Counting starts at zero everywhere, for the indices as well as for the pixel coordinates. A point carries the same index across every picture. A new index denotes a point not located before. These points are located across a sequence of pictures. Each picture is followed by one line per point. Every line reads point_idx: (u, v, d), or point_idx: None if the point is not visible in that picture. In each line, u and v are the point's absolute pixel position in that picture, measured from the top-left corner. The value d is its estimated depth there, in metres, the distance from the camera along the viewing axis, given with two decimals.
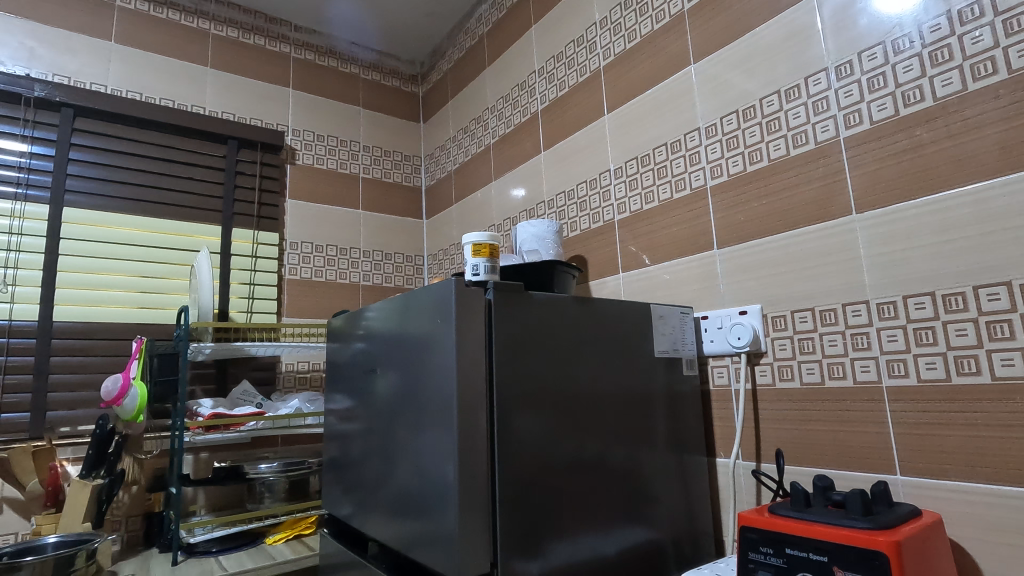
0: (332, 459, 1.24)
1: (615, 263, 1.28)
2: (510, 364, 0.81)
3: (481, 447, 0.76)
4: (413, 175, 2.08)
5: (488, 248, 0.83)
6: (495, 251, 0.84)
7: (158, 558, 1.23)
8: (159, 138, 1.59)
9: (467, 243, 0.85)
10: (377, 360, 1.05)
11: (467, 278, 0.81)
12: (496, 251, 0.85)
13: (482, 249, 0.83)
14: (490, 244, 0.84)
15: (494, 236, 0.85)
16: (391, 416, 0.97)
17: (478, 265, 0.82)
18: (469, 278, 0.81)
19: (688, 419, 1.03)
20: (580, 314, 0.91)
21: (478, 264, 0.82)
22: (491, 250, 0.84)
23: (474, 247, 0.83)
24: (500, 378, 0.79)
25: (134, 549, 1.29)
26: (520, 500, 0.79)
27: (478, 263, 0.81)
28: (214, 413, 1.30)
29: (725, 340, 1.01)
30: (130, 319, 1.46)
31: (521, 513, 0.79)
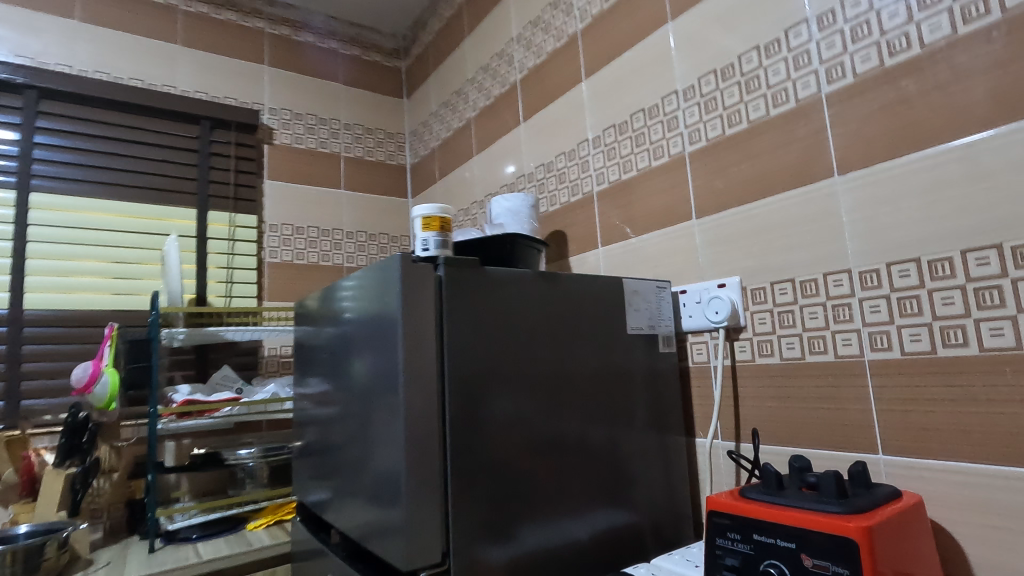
0: (308, 445, 1.22)
1: (595, 238, 1.23)
2: (467, 344, 0.76)
3: (434, 431, 0.72)
4: (397, 154, 2.02)
5: (440, 221, 0.79)
6: (448, 224, 0.80)
7: (137, 545, 1.22)
8: (129, 119, 1.54)
9: (415, 217, 0.80)
10: (349, 341, 1.01)
11: (415, 254, 0.76)
12: (449, 224, 0.80)
13: (432, 223, 0.78)
14: (442, 218, 0.79)
15: (447, 209, 0.81)
16: (363, 399, 0.94)
17: (427, 241, 0.77)
18: (417, 254, 0.77)
19: (667, 398, 0.98)
20: (545, 289, 0.86)
21: (429, 240, 0.77)
22: (445, 223, 0.79)
23: (425, 221, 0.78)
24: (453, 358, 0.75)
25: (117, 535, 1.27)
26: (480, 486, 0.75)
27: (428, 239, 0.77)
28: (187, 399, 1.28)
29: (703, 314, 0.96)
30: (104, 306, 1.43)
31: (481, 498, 0.75)
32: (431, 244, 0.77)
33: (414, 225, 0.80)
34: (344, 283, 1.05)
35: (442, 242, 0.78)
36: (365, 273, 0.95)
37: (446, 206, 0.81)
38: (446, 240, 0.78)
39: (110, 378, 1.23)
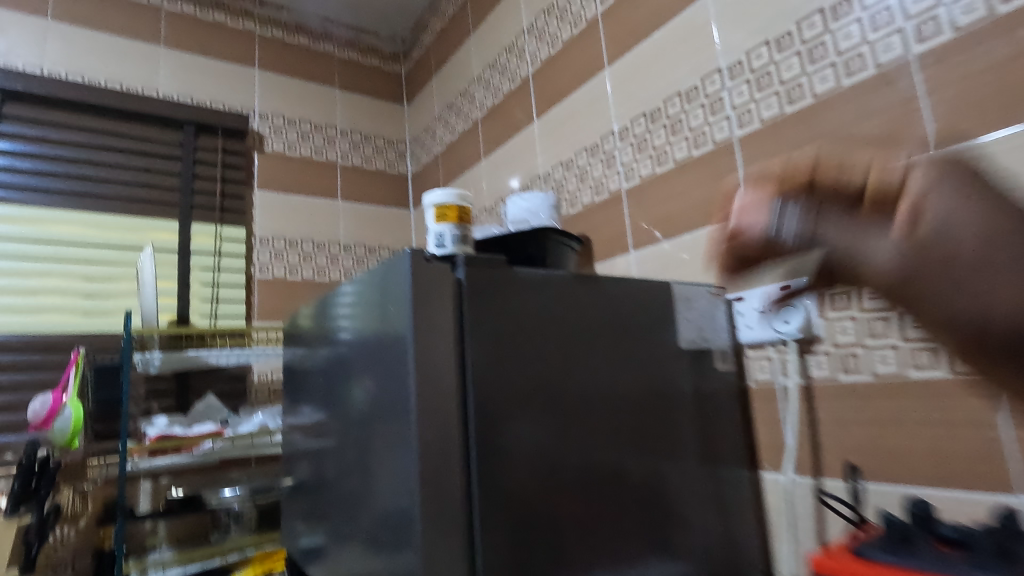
0: (299, 482, 1.05)
1: (625, 241, 1.08)
2: (490, 358, 0.61)
3: (454, 466, 0.57)
4: (397, 162, 1.89)
5: (458, 212, 0.65)
6: (468, 215, 0.66)
7: None
8: (104, 124, 1.41)
9: (425, 207, 0.66)
10: (347, 362, 0.85)
11: (428, 251, 0.62)
12: (468, 215, 0.66)
13: (448, 214, 0.64)
14: (460, 208, 0.66)
15: (465, 197, 0.67)
16: (364, 432, 0.78)
17: (442, 236, 0.63)
18: (430, 251, 0.62)
19: (722, 423, 0.82)
20: (582, 294, 0.71)
21: (444, 234, 0.63)
22: (465, 213, 0.66)
23: (440, 212, 0.65)
24: (476, 376, 0.60)
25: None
26: (511, 538, 0.59)
27: (443, 233, 0.63)
28: (160, 435, 1.12)
29: (767, 324, 0.81)
30: (72, 329, 1.27)
31: (512, 551, 0.59)
32: (447, 239, 0.63)
33: (425, 218, 0.66)
34: (341, 293, 0.90)
35: (462, 237, 0.64)
36: (364, 279, 0.80)
37: (463, 194, 0.67)
38: (466, 234, 0.65)
39: (74, 412, 1.07)
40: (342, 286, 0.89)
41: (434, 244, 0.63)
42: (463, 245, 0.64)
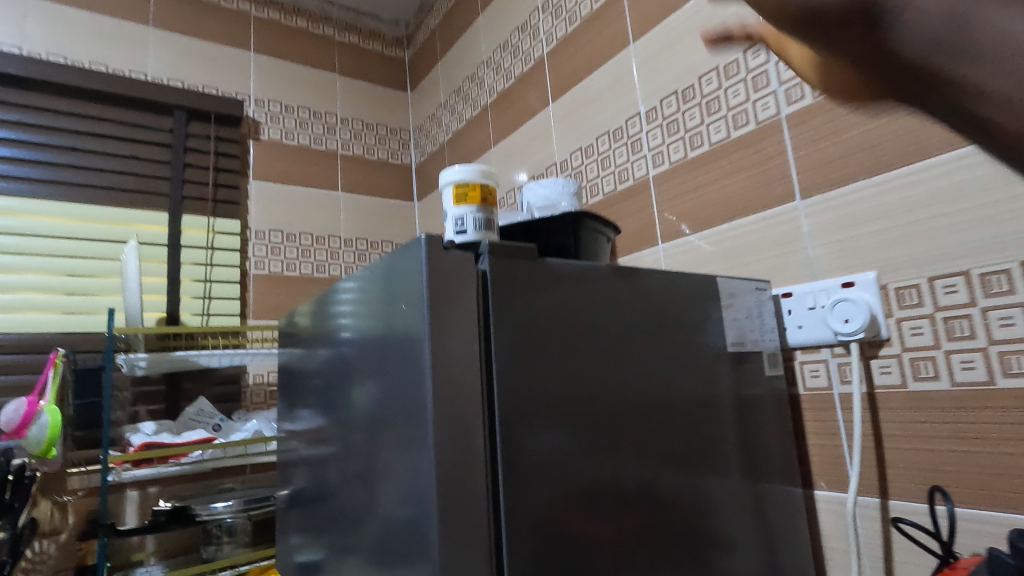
0: (296, 493, 0.94)
1: (652, 232, 0.99)
2: (519, 360, 0.52)
3: (478, 487, 0.48)
4: (400, 152, 1.80)
5: (482, 191, 0.56)
6: (492, 194, 0.57)
7: None
8: (88, 108, 1.31)
9: (442, 186, 0.57)
10: (349, 367, 0.75)
11: (446, 238, 0.53)
12: (493, 193, 0.58)
13: (470, 193, 0.56)
14: (483, 185, 0.57)
15: (489, 173, 0.58)
16: (367, 449, 0.68)
17: (462, 219, 0.55)
18: (449, 238, 0.53)
19: (773, 435, 0.73)
20: (620, 286, 0.62)
21: (465, 216, 0.55)
22: (489, 192, 0.57)
23: (462, 191, 0.56)
24: (503, 381, 0.50)
25: None
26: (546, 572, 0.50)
27: (464, 215, 0.55)
28: (144, 443, 1.03)
29: (823, 324, 0.72)
30: (52, 328, 1.18)
31: None
32: (468, 222, 0.55)
33: (443, 198, 0.57)
34: (341, 291, 0.80)
35: (487, 219, 0.55)
36: (369, 273, 0.70)
37: (488, 169, 0.58)
38: (492, 215, 0.56)
39: (51, 418, 0.98)
40: (345, 281, 0.79)
41: (453, 228, 0.54)
42: (488, 230, 0.55)
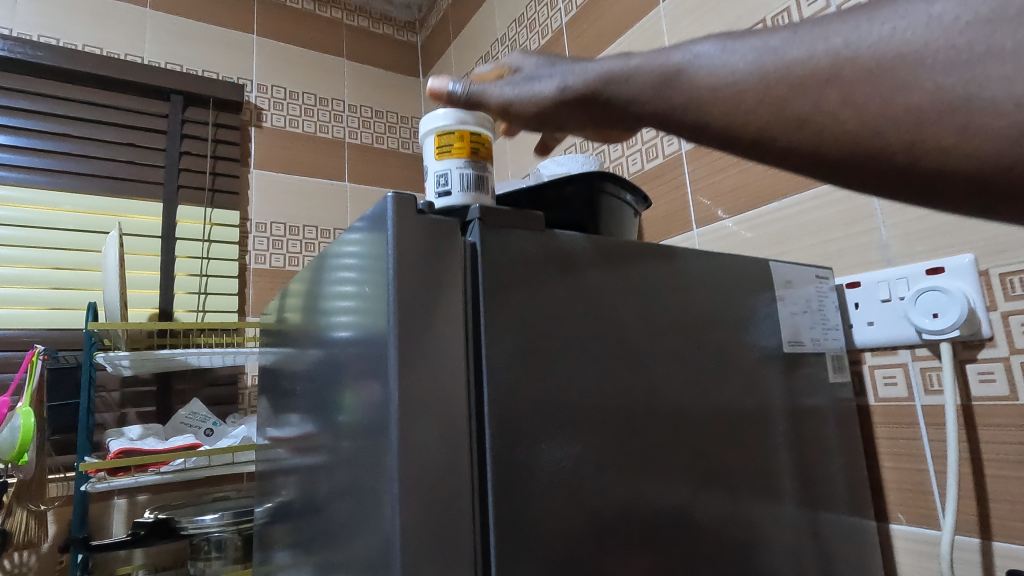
0: (281, 505, 0.74)
1: (685, 216, 0.86)
2: (518, 348, 0.41)
3: (464, 511, 0.36)
4: (411, 141, 1.70)
5: (471, 140, 0.45)
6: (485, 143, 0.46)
7: None
8: (78, 91, 1.24)
9: (423, 135, 0.47)
10: (334, 372, 0.52)
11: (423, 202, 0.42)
12: (486, 142, 0.47)
13: (455, 144, 0.45)
14: (473, 133, 0.46)
15: (482, 118, 0.47)
16: (351, 491, 0.46)
17: (444, 177, 0.44)
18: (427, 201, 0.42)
19: (838, 454, 0.60)
20: (649, 264, 0.50)
21: (449, 172, 0.44)
22: (483, 140, 0.46)
23: (448, 139, 0.45)
24: (497, 374, 0.39)
25: None
26: None
27: (448, 171, 0.44)
28: (120, 448, 0.94)
29: (903, 320, 0.59)
30: (36, 324, 1.11)
31: None
32: (453, 179, 0.44)
33: (423, 150, 0.47)
34: (305, 277, 0.69)
35: (477, 176, 0.44)
36: (361, 236, 0.47)
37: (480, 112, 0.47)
38: (484, 171, 0.45)
39: (23, 422, 0.89)
40: (330, 250, 0.56)
41: (433, 188, 0.44)
42: (477, 188, 0.44)
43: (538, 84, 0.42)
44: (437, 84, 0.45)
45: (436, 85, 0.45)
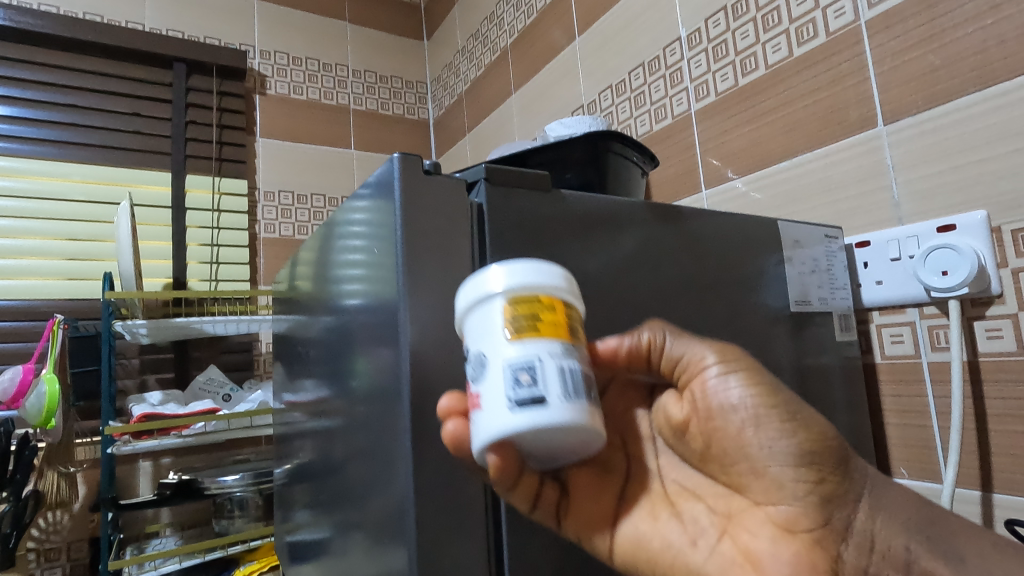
0: (300, 467, 0.77)
1: (695, 178, 0.85)
2: None
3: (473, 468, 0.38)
4: (417, 107, 1.69)
5: (569, 323, 0.31)
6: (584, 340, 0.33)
7: None
8: (79, 61, 1.23)
9: (497, 287, 0.31)
10: (348, 339, 0.52)
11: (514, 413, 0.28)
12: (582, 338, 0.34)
13: (543, 319, 0.30)
14: (566, 304, 0.32)
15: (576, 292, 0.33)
16: (368, 455, 0.47)
17: (529, 375, 0.28)
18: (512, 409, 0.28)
19: (841, 411, 0.60)
20: (657, 227, 0.50)
21: (541, 365, 0.28)
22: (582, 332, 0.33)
23: (539, 308, 0.30)
24: None
25: None
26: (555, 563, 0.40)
27: (539, 362, 0.28)
28: (143, 413, 0.97)
29: (911, 280, 0.59)
30: (54, 294, 1.13)
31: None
32: (544, 379, 0.28)
33: (486, 307, 0.31)
34: (314, 245, 0.69)
35: (582, 373, 0.30)
36: (369, 203, 0.47)
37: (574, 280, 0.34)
38: (588, 366, 0.31)
39: (48, 389, 0.91)
40: (341, 218, 0.55)
41: (511, 387, 0.28)
42: (586, 397, 0.29)
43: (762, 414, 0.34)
44: (611, 337, 0.37)
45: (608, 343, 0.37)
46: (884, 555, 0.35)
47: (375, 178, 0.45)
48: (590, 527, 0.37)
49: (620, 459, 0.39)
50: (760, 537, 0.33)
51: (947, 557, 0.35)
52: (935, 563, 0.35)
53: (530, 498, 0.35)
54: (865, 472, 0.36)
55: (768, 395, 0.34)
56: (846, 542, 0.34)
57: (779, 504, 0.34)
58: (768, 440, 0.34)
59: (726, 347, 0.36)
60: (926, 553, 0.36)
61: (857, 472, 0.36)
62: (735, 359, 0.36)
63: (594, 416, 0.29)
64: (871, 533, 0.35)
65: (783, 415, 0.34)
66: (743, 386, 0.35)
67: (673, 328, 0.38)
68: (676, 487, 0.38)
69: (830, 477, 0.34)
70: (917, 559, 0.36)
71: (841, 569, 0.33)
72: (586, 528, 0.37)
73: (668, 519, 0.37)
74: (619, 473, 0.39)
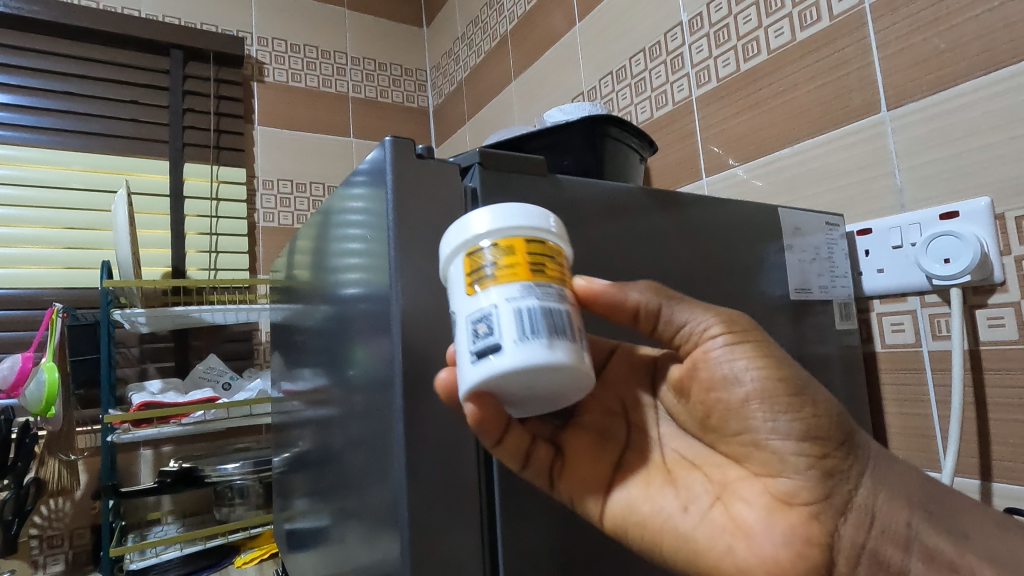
0: (298, 455, 0.77)
1: (695, 165, 0.84)
2: None
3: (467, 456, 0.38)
4: (416, 94, 1.68)
5: (532, 261, 0.30)
6: (568, 277, 0.33)
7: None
8: (75, 47, 1.22)
9: (460, 245, 0.32)
10: (345, 327, 0.52)
11: (474, 363, 0.29)
12: (568, 274, 0.33)
13: (495, 266, 0.30)
14: (531, 242, 0.31)
15: (548, 229, 0.32)
16: (365, 443, 0.47)
17: (483, 324, 0.29)
18: (473, 360, 0.29)
19: (840, 399, 0.60)
20: (655, 214, 0.50)
21: (494, 313, 0.29)
22: (557, 268, 0.31)
23: (493, 257, 0.30)
24: None
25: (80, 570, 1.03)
26: (551, 549, 0.40)
27: (492, 311, 0.29)
28: (143, 401, 0.96)
29: (912, 267, 0.59)
30: (53, 283, 1.13)
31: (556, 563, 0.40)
32: (497, 325, 0.29)
33: (453, 269, 0.32)
34: (312, 234, 0.68)
35: (545, 312, 0.29)
36: (365, 191, 0.46)
37: (548, 217, 0.32)
38: (559, 302, 0.30)
39: (48, 376, 0.91)
40: (338, 204, 0.55)
41: (471, 340, 0.29)
42: (550, 335, 0.29)
43: (765, 385, 0.34)
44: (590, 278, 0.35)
45: (588, 282, 0.35)
46: (885, 530, 0.34)
47: (369, 164, 0.45)
48: (584, 489, 0.37)
49: (619, 426, 0.40)
50: (754, 506, 0.33)
51: (950, 535, 0.35)
52: (938, 539, 0.34)
53: (518, 455, 0.36)
54: (869, 449, 0.36)
55: (774, 369, 0.34)
56: (845, 517, 0.34)
57: (778, 477, 0.34)
58: (772, 414, 0.33)
59: (732, 318, 0.36)
60: (929, 531, 0.35)
61: (861, 448, 0.35)
62: (742, 331, 0.35)
63: (562, 353, 0.29)
64: (875, 508, 0.34)
65: (790, 390, 0.34)
66: (749, 357, 0.34)
67: (670, 295, 0.36)
68: (675, 455, 0.38)
69: (834, 452, 0.34)
70: (920, 535, 0.35)
71: (836, 544, 0.33)
72: (579, 489, 0.37)
73: (662, 485, 0.36)
74: (618, 440, 0.39)
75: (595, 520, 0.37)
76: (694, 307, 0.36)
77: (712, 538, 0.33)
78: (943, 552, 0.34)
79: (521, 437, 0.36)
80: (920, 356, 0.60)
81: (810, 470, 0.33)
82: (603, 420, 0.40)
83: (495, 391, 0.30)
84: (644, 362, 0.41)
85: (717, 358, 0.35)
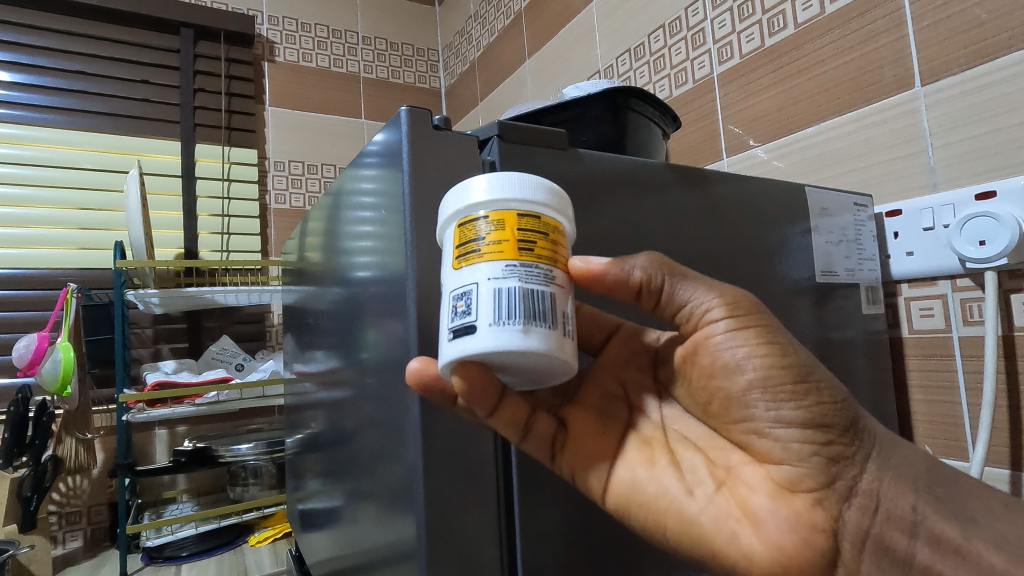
0: (310, 436, 0.76)
1: (716, 144, 0.82)
2: None
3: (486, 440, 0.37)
4: (428, 75, 1.65)
5: (520, 237, 0.29)
6: (564, 256, 0.31)
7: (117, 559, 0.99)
8: (85, 26, 1.20)
9: (453, 214, 0.31)
10: (357, 311, 0.51)
11: (450, 339, 0.29)
12: (565, 252, 0.31)
13: (473, 241, 0.29)
14: (523, 217, 0.30)
15: (543, 203, 0.30)
16: (378, 425, 0.46)
17: (463, 301, 0.29)
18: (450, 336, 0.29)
19: (864, 386, 0.58)
20: (677, 192, 0.48)
21: (473, 291, 0.28)
22: (549, 245, 0.30)
23: (480, 231, 0.29)
24: None
25: (99, 547, 1.05)
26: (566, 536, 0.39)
27: (472, 288, 0.28)
28: (156, 381, 0.97)
29: (944, 249, 0.56)
30: (68, 263, 1.14)
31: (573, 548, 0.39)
32: (475, 304, 0.28)
33: (446, 241, 0.32)
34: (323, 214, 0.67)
35: (525, 294, 0.28)
36: (377, 171, 0.45)
37: (545, 188, 0.31)
38: (543, 284, 0.29)
39: (64, 355, 0.92)
40: (349, 185, 0.53)
41: (451, 316, 0.29)
42: (527, 320, 0.28)
43: (767, 371, 0.32)
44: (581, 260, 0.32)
45: (586, 263, 0.32)
46: (889, 516, 0.33)
47: (379, 145, 0.43)
48: (587, 465, 0.35)
49: (622, 407, 0.38)
50: (758, 492, 0.32)
51: (957, 519, 0.33)
52: (945, 525, 0.33)
53: (516, 426, 0.34)
54: (874, 433, 0.34)
55: (778, 356, 0.32)
56: (849, 502, 0.32)
57: (781, 464, 0.32)
58: (775, 403, 0.32)
59: (736, 301, 0.33)
60: (934, 515, 0.33)
61: (866, 434, 0.34)
62: (745, 315, 0.33)
63: (538, 338, 0.28)
64: (878, 494, 0.33)
65: (794, 377, 0.32)
66: (751, 342, 0.32)
67: (675, 269, 0.34)
68: (678, 436, 0.37)
69: (839, 438, 0.32)
70: (925, 520, 0.33)
71: (840, 530, 0.32)
72: (581, 464, 0.35)
73: (665, 466, 0.35)
74: (621, 419, 0.38)
75: (593, 497, 0.35)
76: (698, 285, 0.34)
77: (717, 523, 0.32)
78: (950, 538, 0.32)
79: (519, 405, 0.33)
80: (941, 344, 0.58)
81: (813, 457, 0.32)
82: (604, 399, 0.38)
83: (476, 367, 0.29)
84: (645, 346, 0.40)
85: (717, 342, 0.33)
